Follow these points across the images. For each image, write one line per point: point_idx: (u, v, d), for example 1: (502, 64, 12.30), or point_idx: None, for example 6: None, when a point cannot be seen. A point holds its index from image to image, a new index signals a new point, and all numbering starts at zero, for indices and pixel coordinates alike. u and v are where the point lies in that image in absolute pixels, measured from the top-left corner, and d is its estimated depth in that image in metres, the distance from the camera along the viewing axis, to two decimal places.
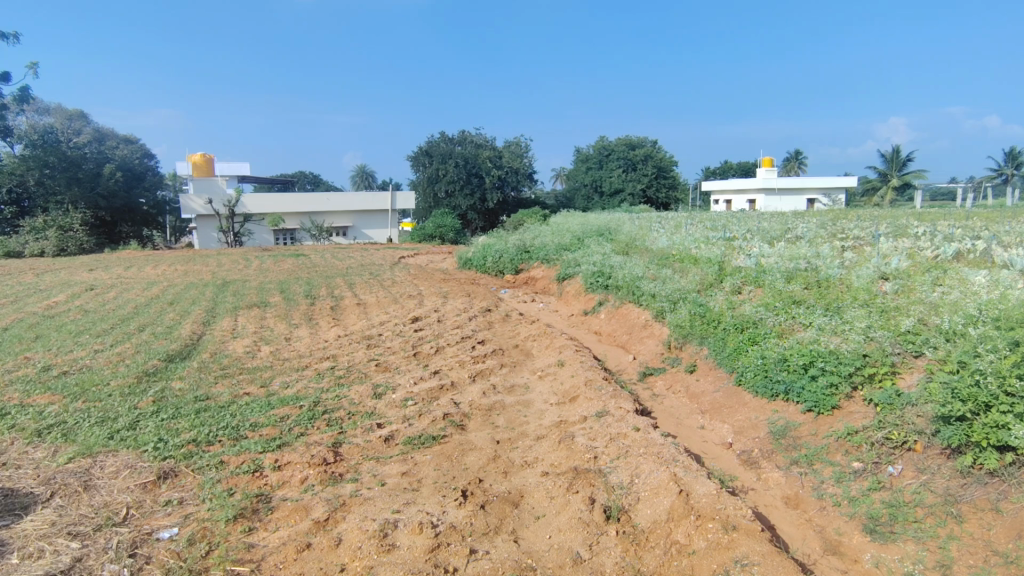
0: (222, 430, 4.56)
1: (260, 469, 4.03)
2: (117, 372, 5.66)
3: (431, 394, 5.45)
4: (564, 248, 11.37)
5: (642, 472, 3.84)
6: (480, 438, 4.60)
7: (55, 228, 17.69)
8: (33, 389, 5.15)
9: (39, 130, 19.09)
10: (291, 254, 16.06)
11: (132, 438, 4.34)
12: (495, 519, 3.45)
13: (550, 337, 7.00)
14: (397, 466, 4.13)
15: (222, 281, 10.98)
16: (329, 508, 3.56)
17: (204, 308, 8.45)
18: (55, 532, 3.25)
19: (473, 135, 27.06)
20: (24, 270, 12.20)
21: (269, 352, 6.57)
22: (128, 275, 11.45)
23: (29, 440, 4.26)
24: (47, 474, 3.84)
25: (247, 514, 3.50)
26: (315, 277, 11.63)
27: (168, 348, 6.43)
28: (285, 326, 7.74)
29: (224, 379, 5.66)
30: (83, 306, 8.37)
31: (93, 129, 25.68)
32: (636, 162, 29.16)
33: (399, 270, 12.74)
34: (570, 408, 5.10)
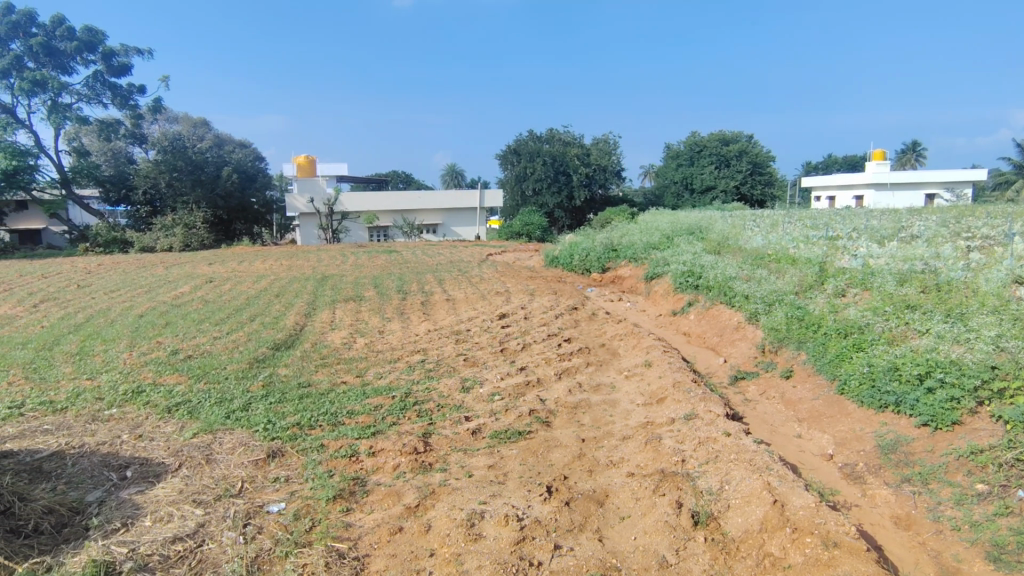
0: (322, 415, 4.87)
1: (356, 454, 4.27)
2: (233, 357, 6.19)
3: (517, 390, 5.54)
4: (653, 246, 11.12)
5: (734, 479, 3.71)
6: (565, 435, 4.62)
7: (181, 225, 19.51)
8: (164, 370, 5.75)
9: (171, 137, 21.27)
10: (384, 250, 16.81)
11: (245, 419, 4.74)
12: (579, 517, 3.46)
13: (637, 337, 6.88)
14: (484, 459, 4.24)
15: (322, 275, 11.69)
16: (419, 495, 3.71)
17: (307, 301, 9.02)
18: (182, 499, 3.61)
19: (561, 134, 27.13)
20: (156, 263, 13.61)
21: (364, 344, 6.93)
22: (240, 269, 12.43)
23: (161, 416, 4.77)
24: (176, 446, 4.28)
25: (345, 495, 3.73)
26: (407, 272, 12.12)
27: (275, 337, 6.94)
28: (379, 319, 8.12)
29: (324, 367, 6.04)
30: (203, 297, 9.20)
31: (212, 135, 28.09)
32: (730, 157, 27.98)
33: (487, 267, 13.04)
34: (657, 409, 5.01)
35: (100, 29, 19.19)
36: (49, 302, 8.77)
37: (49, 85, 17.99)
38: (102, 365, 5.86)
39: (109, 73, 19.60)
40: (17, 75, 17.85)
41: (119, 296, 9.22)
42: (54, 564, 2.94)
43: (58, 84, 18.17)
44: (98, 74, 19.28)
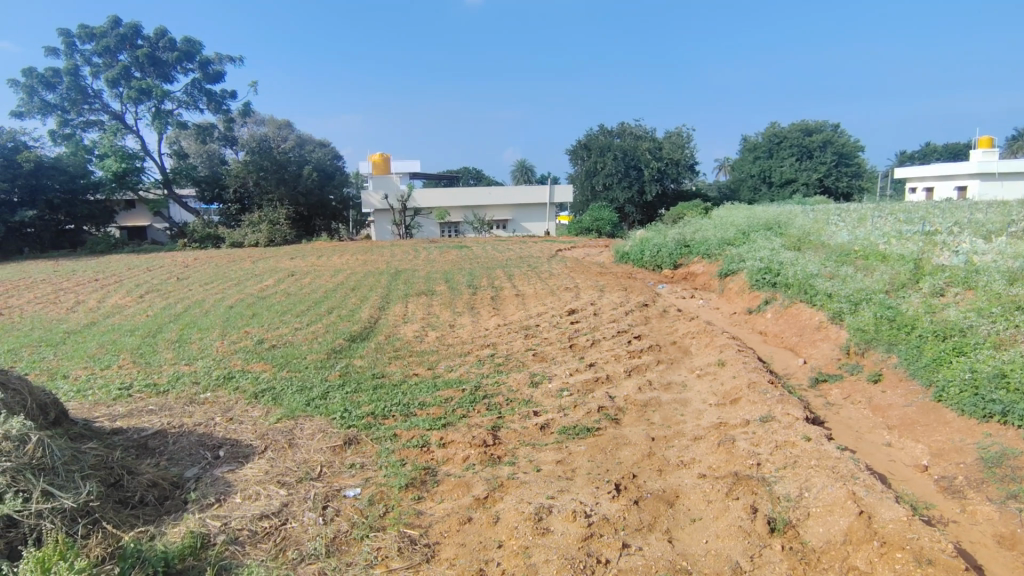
0: (395, 406, 5.04)
1: (427, 444, 4.39)
2: (313, 347, 6.50)
3: (586, 386, 5.51)
4: (728, 242, 10.74)
5: (814, 486, 3.53)
6: (634, 433, 4.55)
7: (267, 222, 20.64)
8: (251, 358, 6.13)
9: (258, 138, 22.56)
10: (455, 246, 17.12)
11: (324, 406, 4.98)
12: (648, 516, 3.41)
13: (710, 336, 6.66)
14: (552, 454, 4.25)
15: (396, 270, 12.06)
16: (488, 487, 3.77)
17: (381, 295, 9.34)
18: (268, 480, 3.83)
19: (632, 128, 26.70)
20: (244, 258, 14.48)
21: (436, 337, 7.10)
22: (320, 264, 13.00)
23: (249, 400, 5.09)
24: (262, 430, 4.56)
25: (416, 484, 3.84)
26: (477, 268, 12.29)
27: (352, 329, 7.24)
28: (450, 313, 8.30)
29: (397, 359, 6.24)
30: (286, 290, 9.72)
31: (295, 136, 29.54)
32: (813, 148, 26.62)
33: (556, 263, 13.03)
34: (731, 410, 4.84)
35: (197, 40, 20.61)
36: (153, 293, 9.52)
37: (153, 93, 19.46)
38: (198, 352, 6.31)
39: (205, 80, 20.99)
40: (126, 84, 19.41)
41: (213, 288, 9.88)
42: (157, 533, 3.17)
43: (161, 92, 19.64)
44: (195, 81, 20.68)
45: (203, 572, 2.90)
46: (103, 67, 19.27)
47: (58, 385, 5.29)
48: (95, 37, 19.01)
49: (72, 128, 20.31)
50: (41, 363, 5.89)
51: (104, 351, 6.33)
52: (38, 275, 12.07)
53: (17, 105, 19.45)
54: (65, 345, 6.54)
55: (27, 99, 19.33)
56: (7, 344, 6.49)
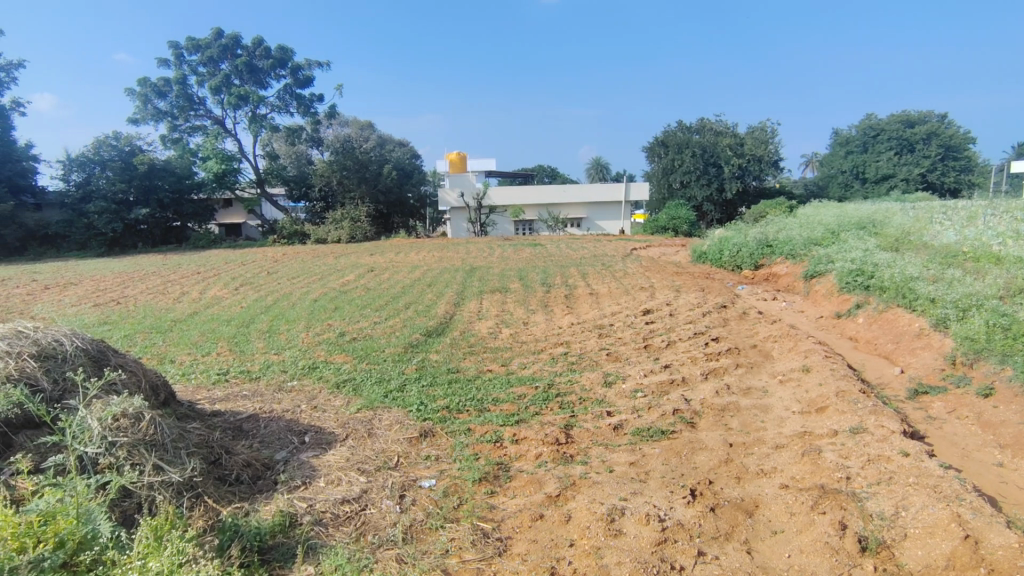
0: (469, 401, 5.14)
1: (501, 440, 4.45)
2: (391, 341, 6.74)
3: (661, 388, 5.40)
4: (815, 241, 10.17)
5: (912, 505, 3.29)
6: (712, 438, 4.41)
7: (348, 219, 21.57)
8: (333, 349, 6.42)
9: (342, 140, 23.57)
10: (529, 243, 17.20)
11: (401, 398, 5.15)
12: (726, 525, 3.29)
13: (794, 340, 6.35)
14: (625, 455, 4.19)
15: (470, 267, 12.28)
16: (560, 485, 3.78)
17: (456, 291, 9.54)
18: (349, 466, 4.01)
19: (713, 123, 25.92)
20: (328, 254, 15.20)
21: (509, 334, 7.17)
22: (398, 260, 13.45)
23: (332, 390, 5.34)
24: (343, 419, 4.77)
25: (489, 478, 3.91)
26: (551, 266, 12.30)
27: (428, 324, 7.44)
28: (523, 311, 8.36)
29: (471, 355, 6.36)
30: (366, 284, 10.11)
31: (376, 136, 30.65)
32: (915, 141, 24.69)
33: (631, 261, 12.84)
34: (817, 419, 4.59)
35: (290, 47, 21.77)
36: (247, 285, 10.17)
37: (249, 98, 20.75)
38: (286, 343, 6.68)
39: (296, 85, 22.15)
40: (227, 91, 20.83)
41: (300, 282, 10.45)
42: (251, 510, 3.39)
43: (257, 98, 20.92)
44: (287, 86, 21.87)
45: (293, 549, 3.08)
46: (207, 75, 20.75)
47: (166, 369, 5.77)
48: (201, 47, 20.50)
49: (180, 133, 22.06)
50: (152, 348, 6.44)
51: (205, 339, 6.83)
52: (150, 268, 13.20)
53: (134, 112, 21.35)
54: (172, 332, 7.11)
55: (142, 107, 21.16)
56: (123, 330, 7.13)
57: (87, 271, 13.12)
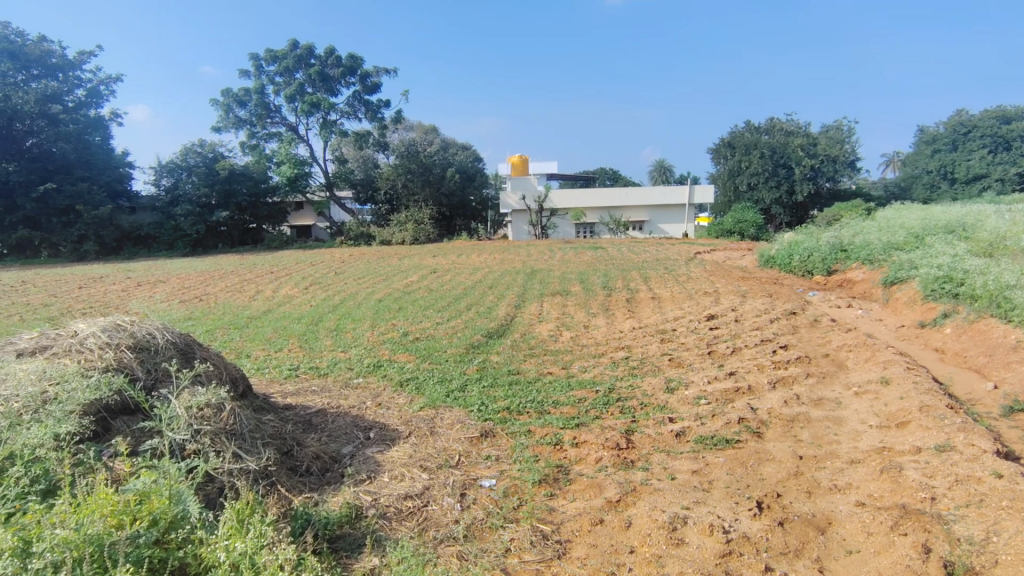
0: (529, 403, 5.16)
1: (561, 443, 4.44)
2: (453, 342, 6.86)
3: (725, 395, 5.24)
4: (896, 246, 9.62)
5: (1005, 532, 3.05)
6: (780, 450, 4.25)
7: (412, 221, 22.15)
8: (397, 349, 6.60)
9: (407, 144, 24.21)
10: (590, 246, 17.12)
11: (462, 398, 5.23)
12: (796, 541, 3.16)
13: (872, 350, 6.01)
14: (688, 463, 4.10)
15: (531, 269, 12.32)
16: (621, 491, 3.73)
17: (517, 294, 9.60)
18: (412, 463, 4.11)
19: (784, 123, 25.00)
20: (392, 255, 15.63)
21: (570, 337, 7.15)
22: (460, 262, 13.68)
23: (396, 388, 5.49)
24: (407, 417, 4.89)
25: (549, 481, 3.91)
26: (612, 269, 12.18)
27: (489, 326, 7.53)
28: (584, 314, 8.31)
29: (532, 357, 6.40)
30: (428, 286, 10.33)
31: (440, 140, 31.28)
32: (1012, 138, 22.87)
33: (694, 266, 12.54)
34: (897, 435, 4.33)
35: (359, 55, 22.55)
36: (316, 285, 10.60)
37: (321, 105, 21.65)
38: (352, 341, 6.92)
39: (364, 92, 22.94)
40: (300, 99, 21.80)
41: (366, 282, 10.80)
42: (320, 500, 3.53)
43: (328, 105, 21.80)
44: (356, 93, 22.68)
45: (360, 540, 3.19)
46: (282, 84, 21.78)
47: (244, 363, 6.10)
48: (278, 58, 21.56)
49: (257, 139, 23.25)
50: (230, 344, 6.82)
51: (278, 336, 7.17)
52: (228, 267, 13.99)
53: (217, 121, 22.69)
54: (248, 328, 7.51)
55: (224, 116, 22.45)
56: (205, 325, 7.59)
57: (174, 270, 14.05)
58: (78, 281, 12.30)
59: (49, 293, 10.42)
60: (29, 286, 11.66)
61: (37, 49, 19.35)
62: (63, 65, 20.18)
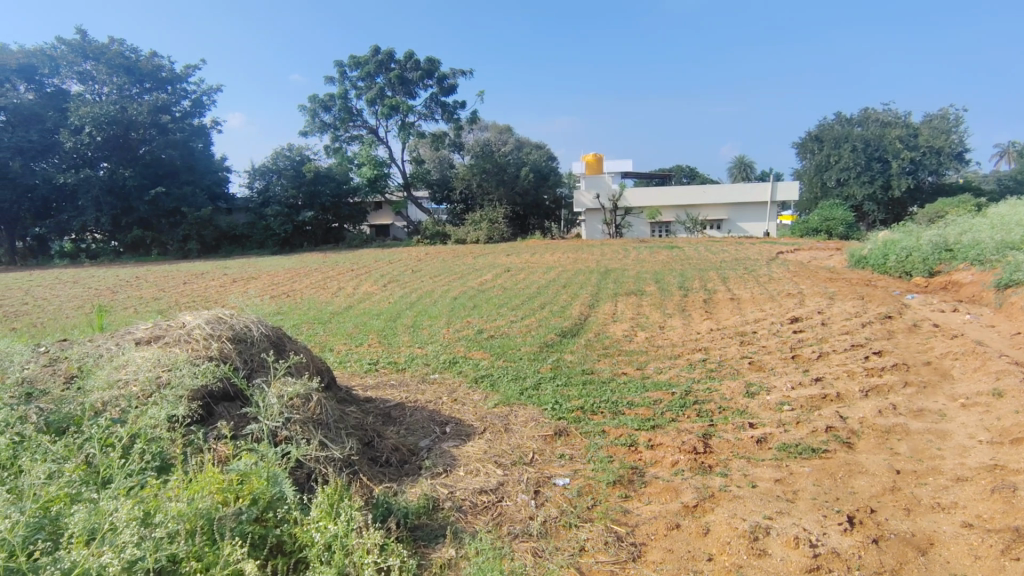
0: (603, 403, 5.11)
1: (635, 444, 4.37)
2: (527, 340, 6.91)
3: (811, 402, 4.98)
4: (1010, 245, 8.79)
5: None
6: (874, 462, 3.98)
7: (487, 220, 22.45)
8: (472, 346, 6.72)
9: (482, 144, 24.58)
10: (666, 245, 16.74)
11: (536, 397, 5.26)
12: (892, 560, 2.96)
13: (981, 358, 5.52)
14: (771, 472, 3.92)
15: (605, 269, 12.20)
16: (698, 496, 3.63)
17: (590, 293, 9.53)
18: (487, 458, 4.18)
19: (879, 113, 23.45)
20: (468, 254, 15.93)
21: (645, 338, 7.02)
22: (533, 261, 13.76)
23: (471, 384, 5.60)
24: (482, 413, 4.97)
25: (624, 482, 3.86)
26: (688, 269, 11.86)
27: (563, 325, 7.52)
28: (659, 314, 8.14)
29: (606, 357, 6.33)
30: (503, 284, 10.44)
31: (514, 140, 31.53)
32: None
33: (778, 266, 11.98)
34: (1012, 452, 3.95)
35: (436, 58, 23.09)
36: (394, 283, 10.97)
37: (400, 108, 22.35)
38: (429, 338, 7.10)
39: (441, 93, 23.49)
40: (381, 102, 22.61)
41: (443, 280, 11.06)
42: (399, 490, 3.65)
43: (407, 107, 22.48)
44: (434, 95, 23.26)
45: (437, 531, 3.27)
46: (365, 89, 22.67)
47: (327, 356, 6.40)
48: (361, 64, 22.46)
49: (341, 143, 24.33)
50: (316, 337, 7.19)
51: (359, 331, 7.48)
52: (314, 265, 14.73)
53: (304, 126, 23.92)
54: (332, 323, 7.89)
55: (311, 121, 23.64)
56: (293, 320, 8.04)
57: (266, 267, 14.99)
58: (182, 277, 13.37)
59: (157, 287, 11.37)
60: (141, 281, 12.78)
61: (149, 64, 21.15)
62: (171, 78, 21.96)
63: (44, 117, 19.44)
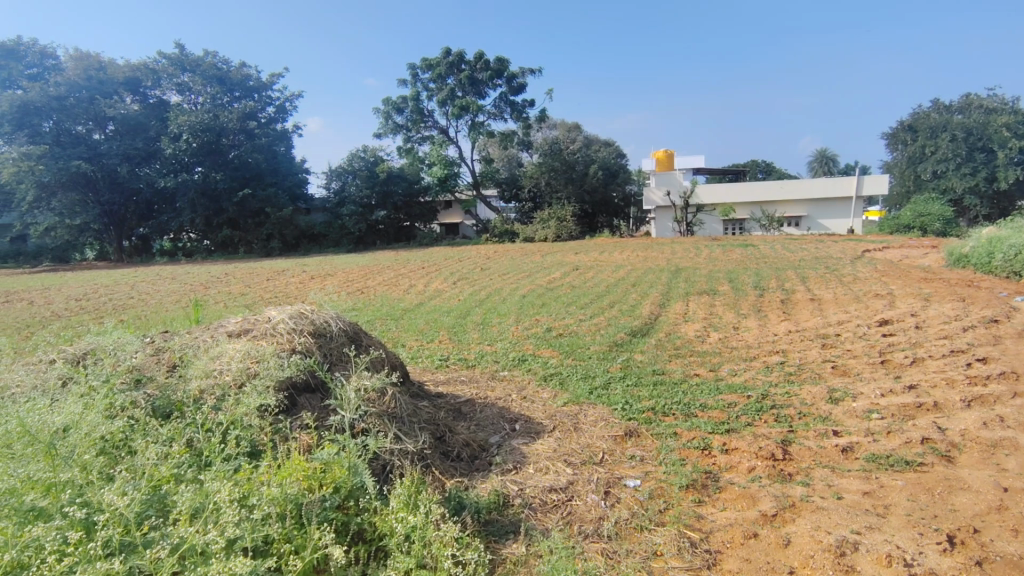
0: (676, 404, 4.98)
1: (709, 448, 4.23)
2: (596, 339, 6.84)
3: (903, 411, 4.65)
4: None
5: None
6: (977, 478, 3.67)
7: (555, 219, 22.40)
8: (541, 344, 6.74)
9: (551, 142, 24.54)
10: (740, 243, 16.11)
11: (606, 396, 5.20)
12: None
13: None
14: (858, 483, 3.69)
15: (676, 267, 11.88)
16: (778, 505, 3.46)
17: (661, 292, 9.32)
18: (556, 456, 4.17)
19: (982, 100, 21.80)
20: (535, 252, 15.97)
21: (718, 339, 6.79)
22: (602, 259, 13.61)
23: (540, 382, 5.61)
24: (551, 411, 4.97)
25: (697, 486, 3.74)
26: (765, 268, 11.38)
27: (632, 324, 7.39)
28: (734, 315, 7.85)
29: (677, 358, 6.17)
30: (571, 282, 10.39)
31: (582, 137, 31.28)
32: None
33: (865, 265, 11.28)
34: None
35: (506, 58, 23.25)
36: (464, 280, 11.13)
37: (470, 108, 22.68)
38: (498, 335, 7.18)
39: (511, 93, 23.64)
40: (452, 103, 23.03)
41: (511, 278, 11.13)
42: (470, 485, 3.70)
43: (477, 107, 22.77)
44: (503, 94, 23.45)
45: (507, 527, 3.29)
46: (435, 91, 23.16)
47: (399, 351, 6.60)
48: (432, 66, 22.96)
49: (412, 143, 24.95)
50: (389, 333, 7.41)
51: (430, 328, 7.65)
52: (387, 262, 15.21)
53: (378, 128, 24.72)
54: (404, 319, 8.11)
55: (385, 122, 24.39)
56: (368, 316, 8.33)
57: (341, 264, 15.62)
58: (266, 273, 14.16)
59: (244, 284, 12.10)
60: (230, 277, 13.65)
61: (239, 74, 22.57)
62: (258, 86, 23.33)
63: (147, 126, 21.16)
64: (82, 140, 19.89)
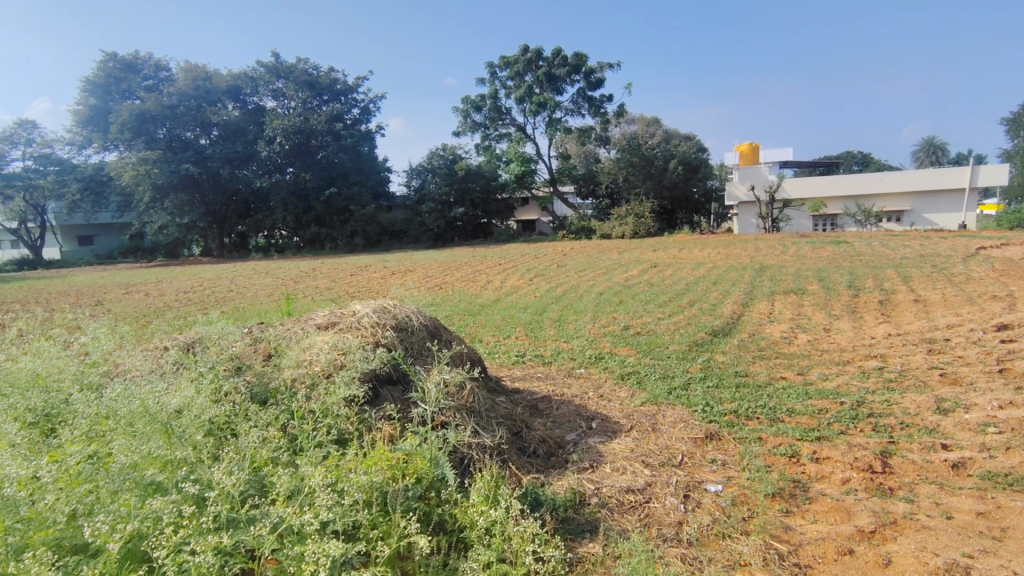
0: (761, 408, 4.75)
1: (798, 456, 4.00)
2: (675, 338, 6.64)
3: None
4: None
5: None
6: None
7: (633, 215, 21.98)
8: (618, 342, 6.63)
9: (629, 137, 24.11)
10: (833, 240, 15.15)
11: (685, 397, 5.04)
12: None
13: None
14: (971, 502, 3.37)
15: (761, 265, 11.32)
16: (876, 521, 3.22)
17: (745, 291, 8.92)
18: (633, 457, 4.08)
19: None
20: (611, 249, 15.72)
21: (808, 341, 6.41)
22: (681, 256, 13.18)
23: (617, 381, 5.53)
24: (628, 411, 4.87)
25: (785, 496, 3.55)
26: (861, 266, 10.61)
27: (713, 324, 7.12)
28: (826, 316, 7.38)
29: (762, 360, 5.88)
30: (649, 280, 10.15)
31: (662, 132, 30.47)
32: None
33: (979, 264, 10.29)
34: None
35: (584, 52, 23.02)
36: (540, 277, 11.13)
37: (548, 105, 22.65)
38: (574, 333, 7.12)
39: (589, 88, 23.38)
40: (529, 100, 23.09)
41: (586, 275, 11.03)
42: (546, 481, 3.69)
43: (555, 103, 22.70)
44: (581, 90, 23.24)
45: (583, 526, 3.26)
46: (513, 88, 23.29)
47: (477, 346, 6.71)
48: (511, 64, 23.11)
49: (490, 141, 25.24)
50: (466, 329, 7.54)
51: (507, 324, 7.72)
52: (464, 259, 15.48)
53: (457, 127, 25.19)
54: (480, 315, 8.22)
55: (464, 121, 24.81)
56: (446, 311, 8.52)
57: (420, 261, 16.04)
58: (350, 269, 14.76)
59: (330, 279, 12.71)
60: (317, 273, 14.37)
61: (327, 79, 23.58)
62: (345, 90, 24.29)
63: (246, 130, 22.67)
64: (190, 144, 21.69)
